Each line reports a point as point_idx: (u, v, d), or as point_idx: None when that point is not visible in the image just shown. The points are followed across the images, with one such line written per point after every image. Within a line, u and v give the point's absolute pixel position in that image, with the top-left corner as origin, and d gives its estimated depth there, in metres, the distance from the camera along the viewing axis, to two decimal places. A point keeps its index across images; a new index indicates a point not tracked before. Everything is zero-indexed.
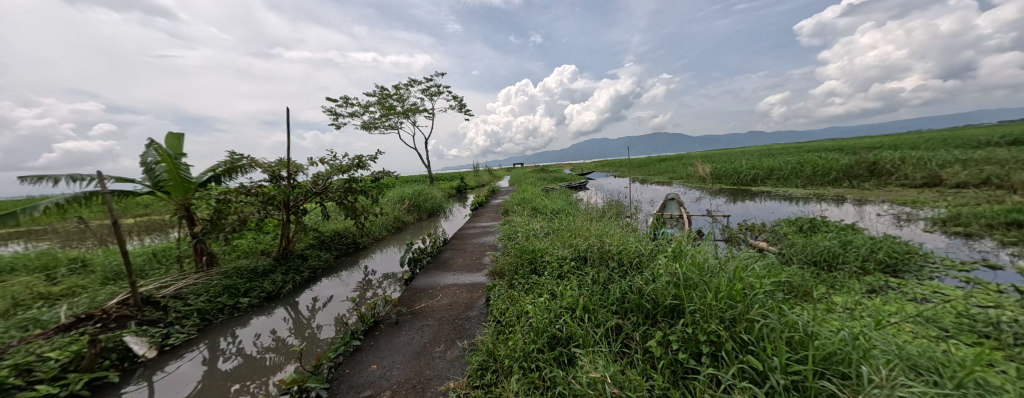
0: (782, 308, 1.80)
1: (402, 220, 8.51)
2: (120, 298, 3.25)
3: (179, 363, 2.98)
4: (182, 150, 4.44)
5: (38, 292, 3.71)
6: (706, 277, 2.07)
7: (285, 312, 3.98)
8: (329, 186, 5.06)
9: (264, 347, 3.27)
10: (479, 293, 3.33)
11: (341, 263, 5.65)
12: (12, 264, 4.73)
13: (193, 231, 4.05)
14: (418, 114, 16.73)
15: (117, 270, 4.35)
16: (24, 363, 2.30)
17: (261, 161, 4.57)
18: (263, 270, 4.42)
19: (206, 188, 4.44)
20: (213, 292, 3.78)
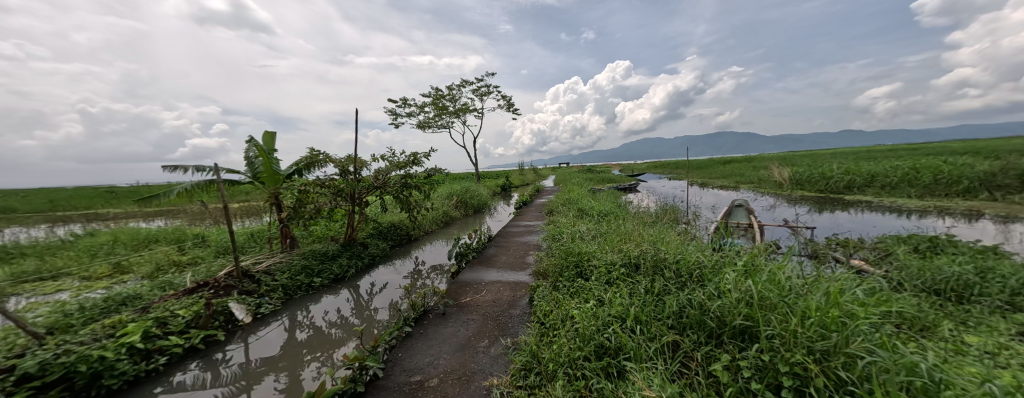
0: (896, 344, 1.50)
1: (450, 215, 8.89)
2: (227, 270, 3.89)
3: (266, 330, 3.47)
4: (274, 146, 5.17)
5: (173, 260, 4.63)
6: (788, 299, 1.81)
7: (349, 294, 4.42)
8: (388, 180, 5.49)
9: (331, 323, 3.67)
10: (522, 292, 3.35)
11: (395, 252, 6.12)
12: (155, 236, 5.96)
13: (280, 217, 4.69)
14: (468, 114, 17.38)
15: (225, 246, 5.24)
16: (162, 317, 2.89)
17: (334, 157, 5.12)
18: (332, 254, 4.96)
19: (291, 180, 5.10)
20: (294, 271, 4.33)
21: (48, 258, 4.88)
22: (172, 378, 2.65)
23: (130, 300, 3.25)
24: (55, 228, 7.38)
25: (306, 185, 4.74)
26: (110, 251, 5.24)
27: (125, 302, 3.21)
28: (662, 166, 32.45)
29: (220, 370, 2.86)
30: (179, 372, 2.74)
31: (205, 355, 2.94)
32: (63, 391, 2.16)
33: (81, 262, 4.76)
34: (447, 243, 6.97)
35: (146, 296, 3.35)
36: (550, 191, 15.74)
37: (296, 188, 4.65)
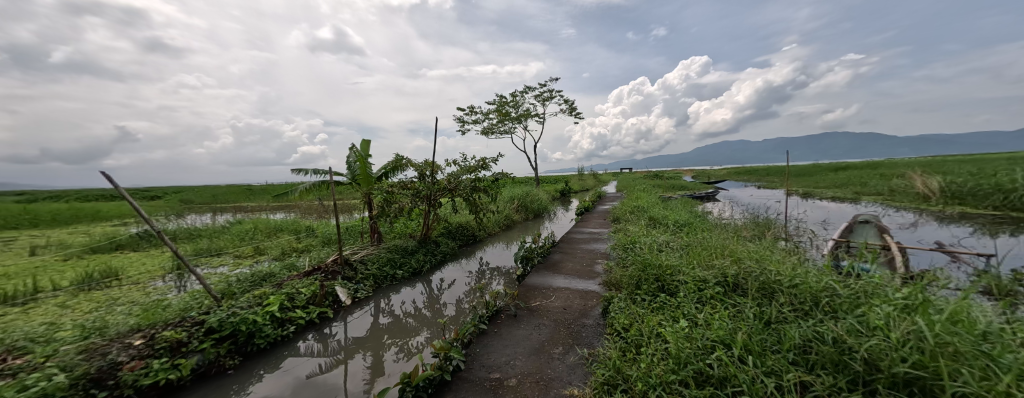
0: None
1: (512, 219, 9.08)
2: (333, 258, 4.56)
3: (359, 313, 3.98)
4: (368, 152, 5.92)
5: (293, 247, 5.62)
6: (992, 353, 1.40)
7: (424, 287, 4.81)
8: (460, 183, 5.85)
9: (409, 313, 4.03)
10: (594, 301, 3.24)
11: (463, 251, 6.48)
12: (279, 226, 7.31)
13: (371, 214, 5.34)
14: (530, 119, 17.62)
15: (329, 237, 6.18)
16: (290, 293, 3.53)
17: (414, 162, 5.66)
18: (411, 249, 5.46)
19: (380, 182, 5.78)
20: (381, 262, 4.88)
21: (213, 239, 6.38)
22: (296, 345, 3.26)
23: (267, 277, 4.04)
24: (216, 216, 9.62)
25: (392, 187, 5.32)
26: (250, 236, 6.59)
27: (264, 278, 4.01)
28: (747, 172, 28.50)
29: (328, 343, 3.42)
30: (300, 341, 3.32)
31: (319, 329, 3.52)
32: (231, 344, 2.87)
33: (232, 244, 6.08)
34: (511, 246, 7.11)
35: (278, 274, 4.12)
36: (614, 198, 14.86)
37: (384, 189, 5.24)
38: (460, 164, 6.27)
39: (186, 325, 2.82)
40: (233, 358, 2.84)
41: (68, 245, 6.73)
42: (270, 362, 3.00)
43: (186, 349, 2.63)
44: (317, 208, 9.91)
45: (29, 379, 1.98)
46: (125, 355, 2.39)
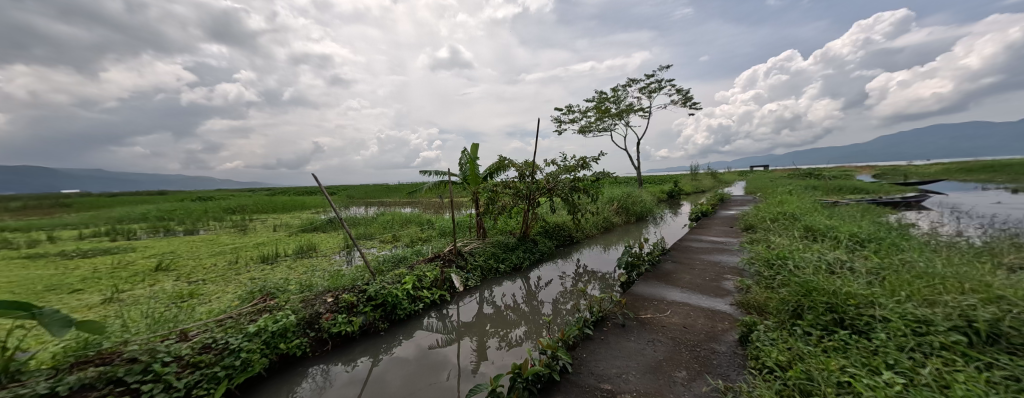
0: None
1: (612, 221, 8.61)
2: (448, 247, 5.16)
3: (469, 300, 4.43)
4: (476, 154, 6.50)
5: (416, 237, 6.69)
6: None
7: (524, 283, 5.01)
8: (559, 183, 5.84)
9: (510, 305, 4.26)
10: (723, 324, 2.75)
11: (559, 251, 6.48)
12: (407, 219, 8.80)
13: (478, 211, 5.86)
14: (634, 114, 16.29)
15: (442, 230, 7.09)
16: (419, 275, 4.19)
17: (515, 163, 5.93)
18: (512, 246, 5.75)
19: (485, 181, 6.28)
20: (487, 255, 5.28)
21: (363, 226, 8.13)
22: (423, 320, 3.86)
23: (401, 260, 4.91)
24: (367, 208, 12.26)
25: (497, 186, 5.74)
26: (388, 225, 8.14)
27: (399, 260, 4.88)
28: (977, 170, 19.54)
29: (445, 322, 3.95)
30: (425, 317, 3.93)
31: (439, 309, 4.08)
32: (382, 310, 3.62)
33: (376, 231, 7.63)
34: (611, 250, 6.70)
35: (408, 259, 4.95)
36: (743, 199, 13.05)
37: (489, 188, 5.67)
38: (559, 164, 6.29)
39: (355, 291, 3.69)
40: (383, 322, 3.57)
41: (285, 225, 9.69)
42: (407, 331, 3.66)
43: (356, 310, 3.46)
44: (434, 205, 11.53)
45: (275, 317, 2.96)
46: (324, 307, 3.36)
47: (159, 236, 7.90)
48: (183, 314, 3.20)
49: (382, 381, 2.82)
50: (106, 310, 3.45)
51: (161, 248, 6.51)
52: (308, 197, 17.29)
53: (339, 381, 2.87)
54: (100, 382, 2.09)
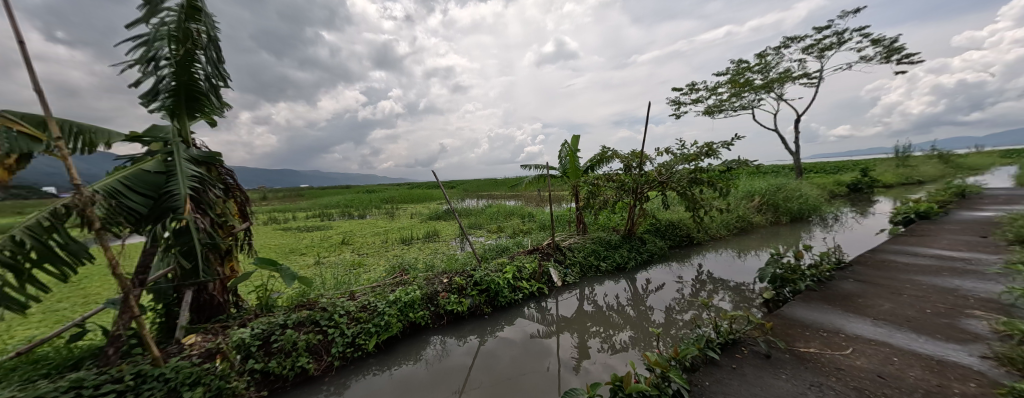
0: None
1: (748, 221, 7.11)
2: (547, 241, 5.13)
3: (567, 295, 4.33)
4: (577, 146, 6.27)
5: (519, 229, 6.97)
6: None
7: (628, 284, 4.59)
8: (674, 175, 5.08)
9: (611, 306, 3.95)
10: (957, 382, 1.82)
11: (674, 253, 5.70)
12: (512, 211, 9.28)
13: (578, 205, 5.69)
14: (788, 83, 12.83)
15: (543, 224, 7.18)
16: (517, 267, 4.28)
17: (620, 153, 5.46)
18: (615, 243, 5.35)
19: (586, 174, 6.01)
20: (586, 251, 5.06)
21: (475, 216, 8.95)
22: (524, 309, 3.94)
23: (504, 250, 5.17)
24: (478, 201, 13.43)
25: (598, 180, 5.41)
26: (495, 217, 8.73)
27: (501, 251, 5.14)
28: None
29: (545, 314, 3.92)
30: (524, 307, 3.99)
31: (538, 301, 4.10)
32: (486, 296, 3.83)
33: (485, 221, 8.29)
34: (748, 257, 5.41)
35: (508, 250, 5.16)
36: (998, 198, 8.12)
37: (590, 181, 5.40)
38: (676, 154, 5.47)
39: (464, 275, 4.02)
40: (485, 307, 3.77)
41: (416, 214, 11.53)
42: (507, 318, 3.78)
43: (464, 293, 3.76)
44: (539, 199, 11.85)
45: (404, 292, 3.48)
46: (441, 287, 3.76)
47: (339, 220, 10.61)
48: (350, 280, 4.28)
49: (491, 359, 3.01)
50: (312, 270, 4.89)
51: (338, 229, 8.71)
52: (435, 191, 20.13)
53: (456, 353, 3.18)
54: (308, 321, 2.94)
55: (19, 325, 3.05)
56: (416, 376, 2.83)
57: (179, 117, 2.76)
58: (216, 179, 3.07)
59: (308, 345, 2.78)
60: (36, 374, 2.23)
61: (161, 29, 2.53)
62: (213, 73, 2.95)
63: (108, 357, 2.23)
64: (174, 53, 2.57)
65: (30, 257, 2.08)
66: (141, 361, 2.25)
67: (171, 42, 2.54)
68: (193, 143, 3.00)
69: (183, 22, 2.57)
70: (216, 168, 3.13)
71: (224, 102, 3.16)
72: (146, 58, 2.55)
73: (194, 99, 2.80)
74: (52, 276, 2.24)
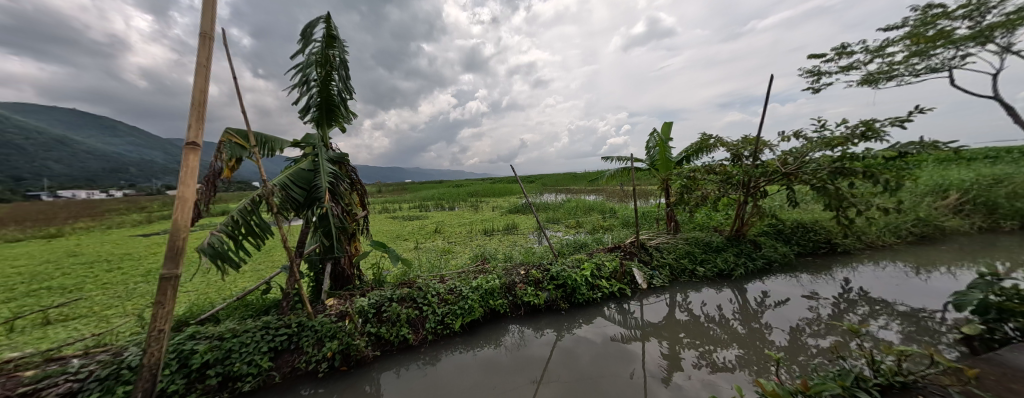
0: None
1: (933, 226, 5.28)
2: (631, 239, 4.75)
3: (655, 299, 3.90)
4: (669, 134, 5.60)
5: (601, 226, 6.64)
6: None
7: (734, 294, 3.90)
8: (806, 165, 4.09)
9: (710, 317, 3.42)
10: None
11: (802, 263, 4.63)
12: (592, 207, 8.91)
13: (669, 201, 5.12)
14: (1012, 30, 8.93)
15: (627, 220, 6.68)
16: (596, 264, 4.07)
17: (727, 141, 4.67)
18: (717, 246, 4.64)
19: (681, 166, 5.34)
20: (679, 253, 4.51)
21: (555, 211, 8.89)
22: (603, 309, 3.71)
23: (582, 246, 4.99)
24: (557, 195, 13.31)
25: (696, 172, 4.74)
26: (575, 212, 8.51)
27: (580, 247, 4.97)
28: None
29: (628, 317, 3.60)
30: (605, 307, 3.76)
31: (619, 302, 3.82)
32: (563, 291, 3.75)
33: (564, 216, 8.16)
34: (931, 276, 3.95)
35: (587, 246, 4.96)
36: None
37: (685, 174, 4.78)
38: (810, 138, 4.40)
39: (540, 269, 4.02)
40: (562, 304, 3.69)
41: (498, 207, 12.07)
42: (586, 316, 3.61)
43: (540, 286, 3.76)
44: (624, 194, 11.09)
45: (485, 279, 3.67)
46: (518, 278, 3.83)
47: (433, 211, 11.88)
48: (439, 265, 4.74)
49: (570, 356, 2.90)
50: (410, 254, 5.58)
51: (431, 219, 9.74)
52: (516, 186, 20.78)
53: (534, 344, 3.16)
54: (408, 298, 3.32)
55: (240, 278, 4.31)
56: (497, 360, 2.90)
57: (321, 125, 3.35)
58: (346, 175, 3.69)
59: (408, 319, 3.15)
60: (247, 313, 3.12)
61: (312, 56, 3.18)
62: (345, 87, 3.52)
63: (284, 308, 2.97)
64: (319, 75, 3.16)
65: (240, 230, 2.80)
66: (301, 315, 2.90)
67: (318, 65, 3.14)
68: (330, 145, 3.66)
69: (325, 48, 3.16)
70: (344, 166, 3.74)
71: (351, 111, 3.72)
72: (301, 80, 3.21)
73: (330, 111, 3.38)
74: (249, 246, 2.96)
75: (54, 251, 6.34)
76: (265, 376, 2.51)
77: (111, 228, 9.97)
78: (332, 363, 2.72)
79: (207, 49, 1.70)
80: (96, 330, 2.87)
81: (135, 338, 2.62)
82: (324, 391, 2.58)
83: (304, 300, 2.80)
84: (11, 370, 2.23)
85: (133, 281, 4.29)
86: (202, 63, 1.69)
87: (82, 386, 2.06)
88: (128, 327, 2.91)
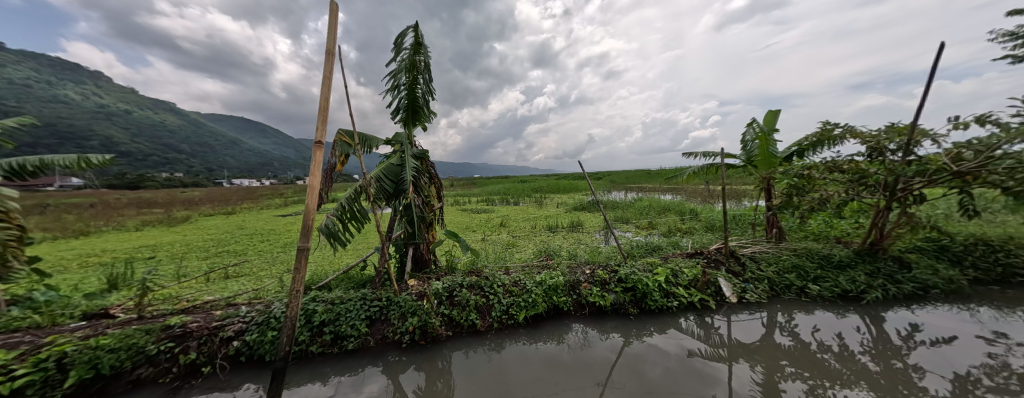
0: None
1: None
2: (717, 246, 4.21)
3: (747, 316, 3.39)
4: (775, 125, 4.74)
5: (680, 228, 6.03)
6: None
7: (860, 321, 3.14)
8: (993, 162, 3.05)
9: (824, 345, 2.83)
10: None
11: (976, 293, 3.49)
12: (669, 207, 8.13)
13: (771, 204, 4.37)
14: None
15: (713, 224, 5.93)
16: (673, 270, 3.73)
17: (860, 131, 3.75)
18: (837, 261, 3.80)
19: (790, 163, 4.49)
20: (782, 267, 3.83)
21: (625, 210, 8.38)
22: (680, 320, 3.38)
23: (657, 249, 4.61)
24: (629, 193, 12.50)
25: (811, 170, 3.94)
26: (649, 212, 7.88)
27: (654, 250, 4.60)
28: None
29: (711, 332, 3.19)
30: (683, 317, 3.42)
31: (700, 314, 3.43)
32: (633, 296, 3.53)
33: (636, 215, 7.64)
34: None
35: (663, 249, 4.56)
36: None
37: (795, 172, 4.01)
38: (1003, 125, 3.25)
39: (608, 269, 3.85)
40: (632, 308, 3.48)
41: (565, 203, 11.89)
42: (659, 324, 3.34)
43: (608, 287, 3.60)
44: (709, 194, 9.85)
45: (549, 275, 3.67)
46: (584, 277, 3.74)
47: (501, 205, 12.33)
48: (508, 257, 4.91)
49: (638, 365, 2.72)
50: (478, 245, 5.91)
51: (498, 212, 10.12)
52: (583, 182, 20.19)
53: (598, 346, 3.04)
54: (477, 285, 3.53)
55: (345, 254, 5.16)
56: (558, 357, 2.88)
57: (408, 124, 3.74)
58: (426, 169, 4.07)
59: (477, 305, 3.34)
60: (350, 284, 3.71)
61: (402, 62, 3.55)
62: (428, 89, 3.86)
63: (376, 284, 3.43)
64: (407, 81, 3.53)
65: (347, 214, 3.32)
66: (388, 291, 3.32)
67: (406, 71, 3.51)
68: (414, 143, 4.07)
69: (413, 54, 3.50)
70: (425, 161, 4.12)
71: (433, 111, 4.06)
72: (393, 84, 3.62)
73: (415, 112, 3.75)
74: (352, 229, 3.49)
75: (228, 225, 8.47)
76: (363, 339, 2.95)
77: (260, 209, 12.88)
78: (412, 336, 3.04)
79: (330, 63, 2.02)
80: (253, 286, 3.76)
81: (278, 295, 3.35)
82: (405, 360, 2.91)
83: (391, 279, 3.19)
84: (207, 309, 3.07)
85: (274, 251, 5.49)
86: (326, 76, 2.02)
87: (247, 327, 2.71)
88: (273, 286, 3.75)
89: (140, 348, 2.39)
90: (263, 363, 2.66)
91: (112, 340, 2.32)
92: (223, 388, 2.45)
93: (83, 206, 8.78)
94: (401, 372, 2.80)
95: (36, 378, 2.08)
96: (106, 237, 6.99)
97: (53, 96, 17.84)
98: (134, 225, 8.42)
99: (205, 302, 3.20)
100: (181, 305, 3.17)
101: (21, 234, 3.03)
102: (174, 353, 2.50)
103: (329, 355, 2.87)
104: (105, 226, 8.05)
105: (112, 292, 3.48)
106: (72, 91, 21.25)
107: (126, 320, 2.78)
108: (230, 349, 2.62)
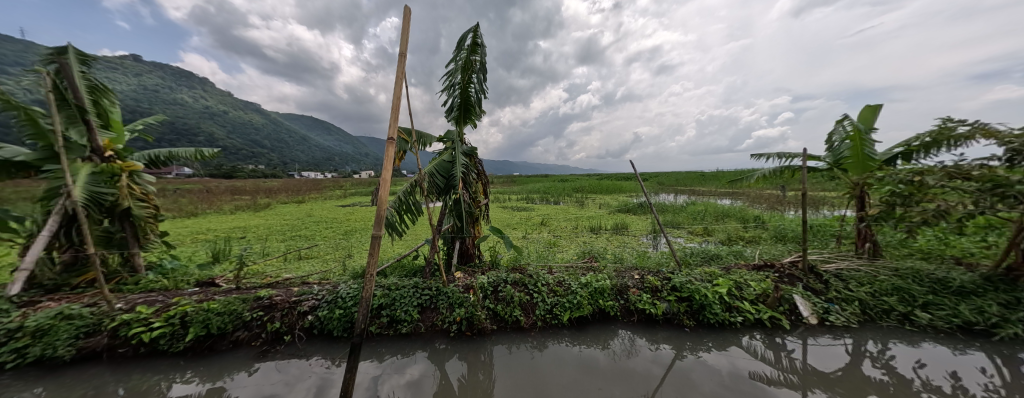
0: None
1: None
2: (792, 259, 3.76)
3: (827, 340, 2.98)
4: (874, 122, 4.08)
5: (742, 237, 5.49)
6: None
7: (985, 361, 2.59)
8: None
9: (930, 385, 2.38)
10: None
11: None
12: (728, 213, 7.45)
13: (863, 215, 3.79)
14: None
15: (784, 233, 5.31)
16: (736, 281, 3.41)
17: (996, 129, 3.08)
18: (953, 286, 3.18)
19: (892, 166, 3.83)
20: (878, 288, 3.29)
21: (676, 214, 7.85)
22: (742, 337, 3.08)
23: (716, 258, 4.25)
24: (679, 196, 11.71)
25: (924, 175, 3.31)
26: (704, 216, 7.30)
27: (713, 258, 4.25)
28: None
29: (781, 355, 2.86)
30: (747, 335, 3.11)
31: (769, 333, 3.08)
32: (688, 306, 3.29)
33: (688, 220, 7.14)
34: None
35: (724, 258, 4.19)
36: None
37: (902, 178, 3.41)
38: None
39: (661, 276, 3.64)
40: (688, 320, 3.25)
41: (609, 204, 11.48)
42: (718, 339, 3.08)
43: (659, 295, 3.41)
44: (776, 202, 8.85)
45: (595, 278, 3.57)
46: (633, 282, 3.58)
47: (542, 203, 12.35)
48: (552, 256, 4.88)
49: (687, 380, 2.56)
50: (521, 242, 5.94)
51: (540, 211, 10.11)
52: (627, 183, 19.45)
53: (645, 356, 2.90)
54: (522, 282, 3.55)
55: (398, 244, 5.54)
56: (601, 362, 2.80)
57: (461, 123, 3.87)
58: (474, 166, 4.18)
59: (522, 302, 3.37)
60: (404, 272, 3.97)
61: (458, 62, 3.68)
62: (481, 87, 3.94)
63: (427, 273, 3.62)
64: (463, 80, 3.65)
65: (403, 207, 3.54)
66: (438, 281, 3.50)
67: (462, 71, 3.63)
68: (465, 141, 4.20)
69: (469, 54, 3.60)
70: (474, 158, 4.24)
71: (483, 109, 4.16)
72: (448, 84, 3.77)
73: (467, 110, 3.87)
74: (408, 220, 3.73)
75: (301, 212, 9.59)
76: (415, 324, 3.14)
77: (325, 199, 14.33)
78: (459, 327, 3.16)
79: (403, 64, 2.14)
80: (323, 268, 4.20)
81: (343, 278, 3.70)
82: (452, 349, 3.04)
83: (441, 270, 3.35)
84: (288, 285, 3.51)
85: (338, 238, 6.07)
86: (399, 76, 2.14)
87: (319, 303, 3.04)
88: (339, 269, 4.16)
89: (238, 314, 2.81)
90: (331, 338, 2.95)
91: (219, 305, 2.77)
92: (300, 355, 2.78)
93: (193, 192, 10.52)
94: (447, 360, 2.93)
95: (166, 330, 2.61)
96: (209, 218, 8.30)
97: (173, 100, 21.54)
98: (229, 208, 9.89)
99: (285, 279, 3.65)
100: (268, 279, 3.65)
101: (155, 213, 3.72)
102: (263, 321, 2.88)
103: (385, 337, 3.10)
104: (209, 209, 9.57)
105: (217, 264, 4.15)
106: (187, 96, 25.51)
107: (228, 290, 3.29)
108: (305, 322, 2.94)
